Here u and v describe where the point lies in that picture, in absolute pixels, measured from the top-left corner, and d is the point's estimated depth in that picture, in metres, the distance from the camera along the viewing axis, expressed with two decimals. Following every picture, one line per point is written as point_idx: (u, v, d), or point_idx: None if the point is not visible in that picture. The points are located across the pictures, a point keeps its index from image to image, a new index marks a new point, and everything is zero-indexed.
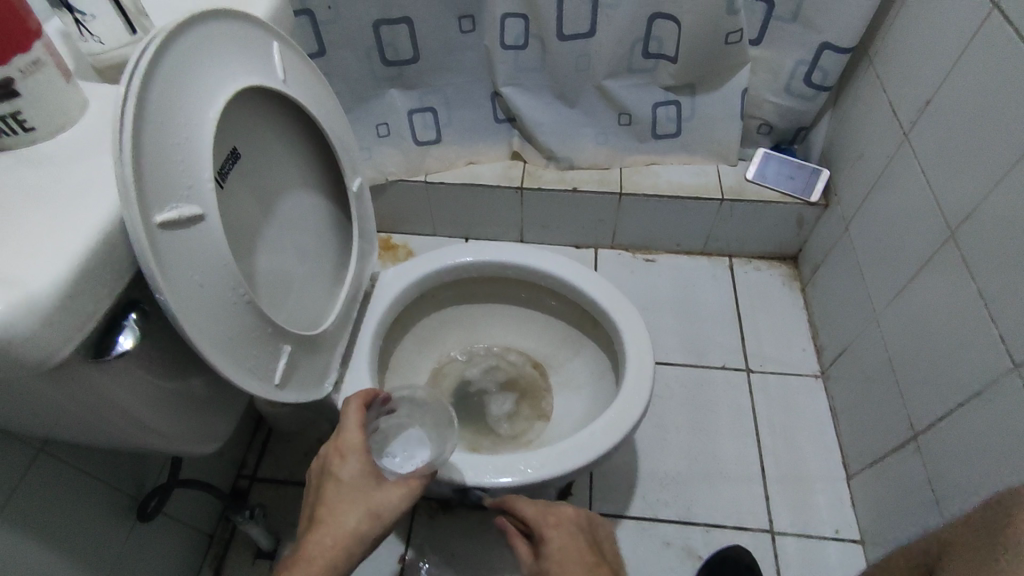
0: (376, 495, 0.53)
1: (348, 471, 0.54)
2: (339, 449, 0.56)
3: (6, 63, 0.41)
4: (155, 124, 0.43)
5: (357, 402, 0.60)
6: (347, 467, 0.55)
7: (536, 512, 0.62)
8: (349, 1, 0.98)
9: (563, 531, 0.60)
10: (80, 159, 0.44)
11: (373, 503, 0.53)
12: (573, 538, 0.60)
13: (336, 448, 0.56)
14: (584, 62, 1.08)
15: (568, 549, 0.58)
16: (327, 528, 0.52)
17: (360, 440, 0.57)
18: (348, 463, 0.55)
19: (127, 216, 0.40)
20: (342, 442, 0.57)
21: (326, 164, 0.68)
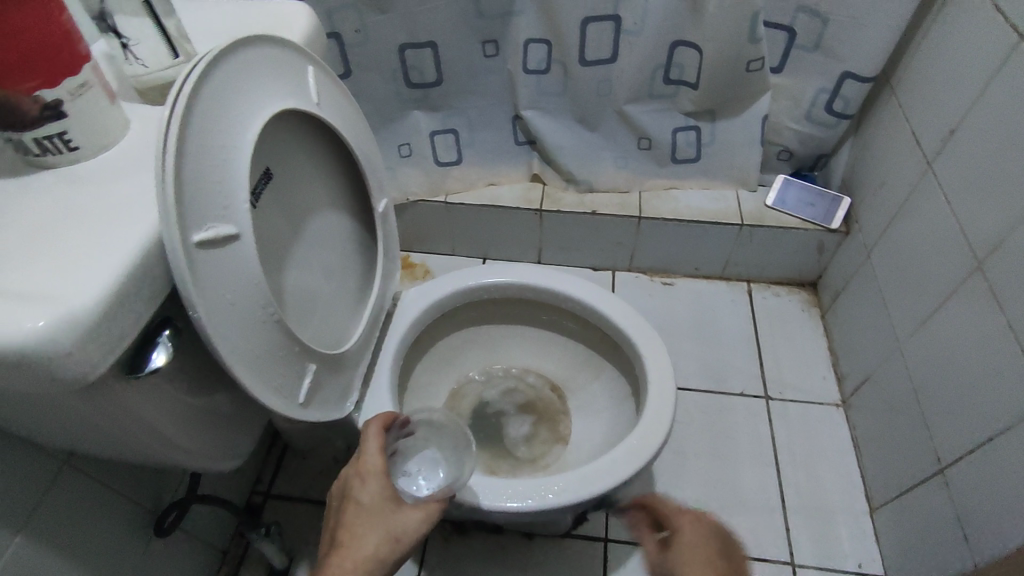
0: (395, 518, 0.53)
1: (368, 494, 0.54)
2: (359, 472, 0.56)
3: (56, 86, 0.43)
4: (197, 146, 0.44)
5: (377, 425, 0.60)
6: (366, 489, 0.55)
7: (676, 508, 0.59)
8: (377, 26, 1.01)
9: (699, 530, 0.56)
10: (122, 178, 0.45)
11: (392, 526, 0.53)
12: (705, 542, 0.55)
13: (356, 471, 0.56)
14: (606, 87, 1.10)
15: (697, 549, 0.55)
16: (346, 552, 0.51)
17: (381, 462, 0.56)
18: (368, 486, 0.55)
19: (167, 234, 0.41)
20: (363, 464, 0.56)
21: (354, 185, 0.69)
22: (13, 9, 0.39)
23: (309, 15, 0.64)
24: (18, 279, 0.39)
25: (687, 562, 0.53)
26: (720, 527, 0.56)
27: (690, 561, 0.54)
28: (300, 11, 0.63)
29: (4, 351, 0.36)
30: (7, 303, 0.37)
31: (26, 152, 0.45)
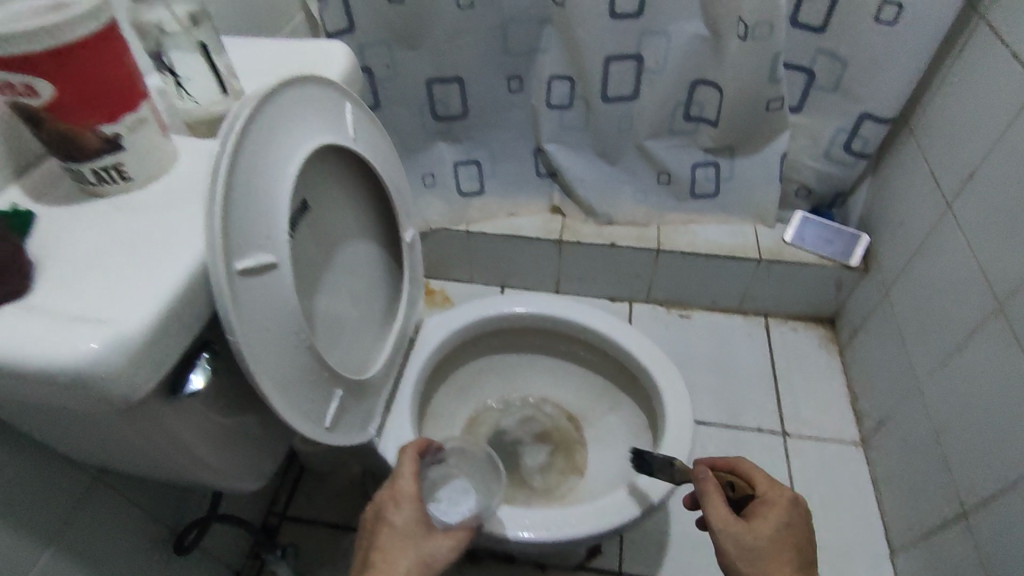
0: (427, 545, 0.55)
1: (403, 520, 0.56)
2: (394, 496, 0.57)
3: (117, 121, 0.45)
4: (243, 179, 0.46)
5: (413, 450, 0.62)
6: (400, 515, 0.56)
7: (769, 486, 0.60)
8: (407, 61, 1.05)
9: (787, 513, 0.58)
10: (169, 207, 0.48)
11: (424, 553, 0.55)
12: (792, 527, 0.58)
13: (391, 495, 0.58)
14: (627, 123, 1.13)
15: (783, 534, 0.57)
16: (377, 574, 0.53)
17: (415, 488, 0.58)
18: (402, 511, 0.56)
19: (212, 263, 0.43)
20: (397, 489, 0.58)
21: (383, 215, 0.71)
22: (85, 51, 0.42)
23: (348, 54, 0.66)
24: (73, 302, 0.41)
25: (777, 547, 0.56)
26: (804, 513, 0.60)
27: (779, 546, 0.56)
28: (341, 51, 0.65)
29: (58, 371, 0.38)
30: (62, 325, 0.39)
31: (84, 182, 0.48)
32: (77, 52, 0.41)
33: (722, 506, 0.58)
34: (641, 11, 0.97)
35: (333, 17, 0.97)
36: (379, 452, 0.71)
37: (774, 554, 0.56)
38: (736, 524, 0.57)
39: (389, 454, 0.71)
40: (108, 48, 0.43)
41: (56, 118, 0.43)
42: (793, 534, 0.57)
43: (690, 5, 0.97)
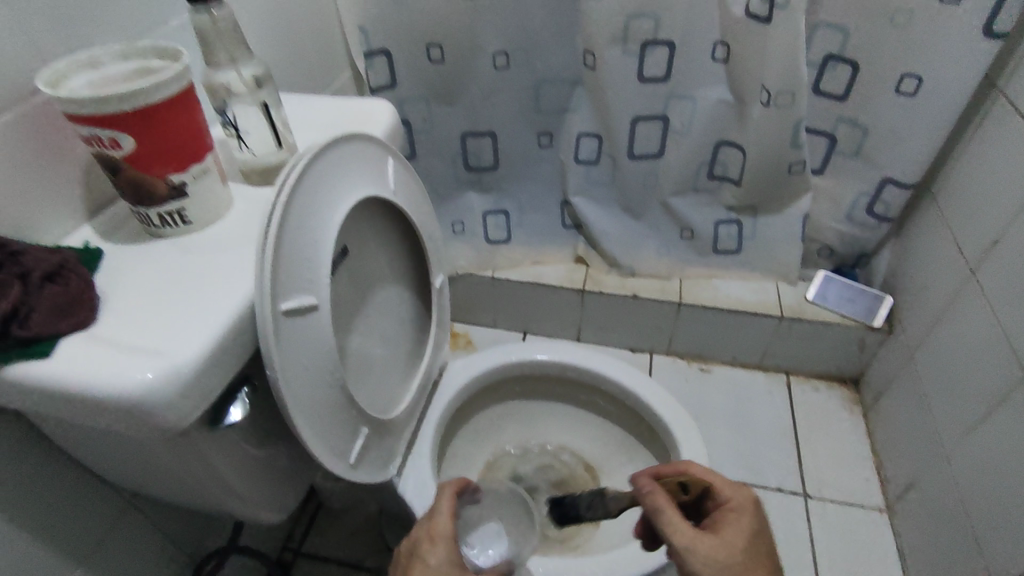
0: None
1: (438, 558, 0.56)
2: (430, 535, 0.58)
3: (184, 170, 0.50)
4: (293, 227, 0.50)
5: (450, 490, 0.62)
6: (435, 554, 0.56)
7: (728, 487, 0.59)
8: (444, 116, 1.11)
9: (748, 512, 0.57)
10: (223, 249, 0.52)
11: None
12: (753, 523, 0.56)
13: (427, 535, 0.58)
14: (652, 179, 1.16)
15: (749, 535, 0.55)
16: None
17: (450, 528, 0.58)
18: (436, 549, 0.57)
19: (260, 303, 0.47)
20: (433, 529, 0.58)
21: (416, 262, 0.75)
22: (162, 109, 0.47)
23: (391, 112, 0.71)
24: (131, 334, 0.44)
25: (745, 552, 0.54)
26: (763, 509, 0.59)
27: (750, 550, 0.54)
28: (385, 108, 0.70)
29: (114, 397, 0.41)
30: (121, 355, 0.42)
31: (150, 224, 0.52)
32: (155, 109, 0.46)
33: (681, 519, 0.54)
34: (667, 76, 1.02)
35: (378, 74, 1.04)
36: (398, 492, 0.73)
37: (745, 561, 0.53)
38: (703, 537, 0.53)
39: (409, 495, 0.72)
40: (183, 106, 0.48)
41: (132, 167, 0.48)
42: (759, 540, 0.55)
43: (715, 72, 1.02)
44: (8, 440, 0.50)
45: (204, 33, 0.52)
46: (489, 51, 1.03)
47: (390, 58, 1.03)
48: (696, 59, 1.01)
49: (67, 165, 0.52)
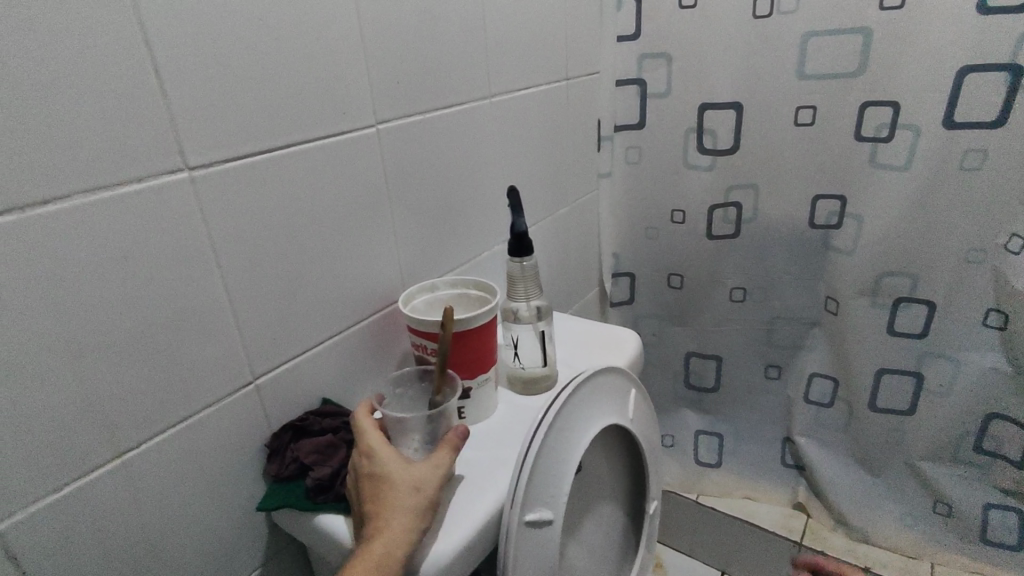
0: (408, 470, 0.45)
1: (383, 461, 0.46)
2: (418, 486, 0.45)
3: (473, 378, 0.61)
4: (551, 446, 0.56)
5: (365, 408, 0.52)
6: (383, 450, 0.47)
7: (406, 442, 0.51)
8: (674, 335, 1.19)
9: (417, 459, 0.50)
10: (483, 446, 0.60)
11: (405, 479, 0.45)
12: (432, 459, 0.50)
13: (423, 495, 0.44)
14: (898, 436, 1.05)
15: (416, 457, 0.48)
16: (388, 492, 0.44)
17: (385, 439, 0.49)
18: (423, 477, 0.45)
19: (510, 511, 0.52)
20: (358, 449, 0.48)
21: (635, 483, 0.77)
22: (473, 332, 0.59)
23: (637, 342, 0.78)
24: None
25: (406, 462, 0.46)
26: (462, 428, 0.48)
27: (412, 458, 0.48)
28: (630, 337, 0.78)
29: None
30: None
31: None
32: (468, 332, 0.59)
33: (380, 439, 0.48)
34: (925, 333, 0.97)
35: (620, 292, 1.18)
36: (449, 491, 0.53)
37: (420, 465, 0.46)
38: (394, 521, 0.43)
39: None
40: (487, 330, 0.61)
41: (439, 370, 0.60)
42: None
43: (988, 338, 0.93)
44: (289, 570, 0.61)
45: (513, 276, 0.65)
46: (727, 284, 1.10)
47: (634, 280, 1.17)
48: (963, 323, 0.94)
49: (392, 351, 0.67)
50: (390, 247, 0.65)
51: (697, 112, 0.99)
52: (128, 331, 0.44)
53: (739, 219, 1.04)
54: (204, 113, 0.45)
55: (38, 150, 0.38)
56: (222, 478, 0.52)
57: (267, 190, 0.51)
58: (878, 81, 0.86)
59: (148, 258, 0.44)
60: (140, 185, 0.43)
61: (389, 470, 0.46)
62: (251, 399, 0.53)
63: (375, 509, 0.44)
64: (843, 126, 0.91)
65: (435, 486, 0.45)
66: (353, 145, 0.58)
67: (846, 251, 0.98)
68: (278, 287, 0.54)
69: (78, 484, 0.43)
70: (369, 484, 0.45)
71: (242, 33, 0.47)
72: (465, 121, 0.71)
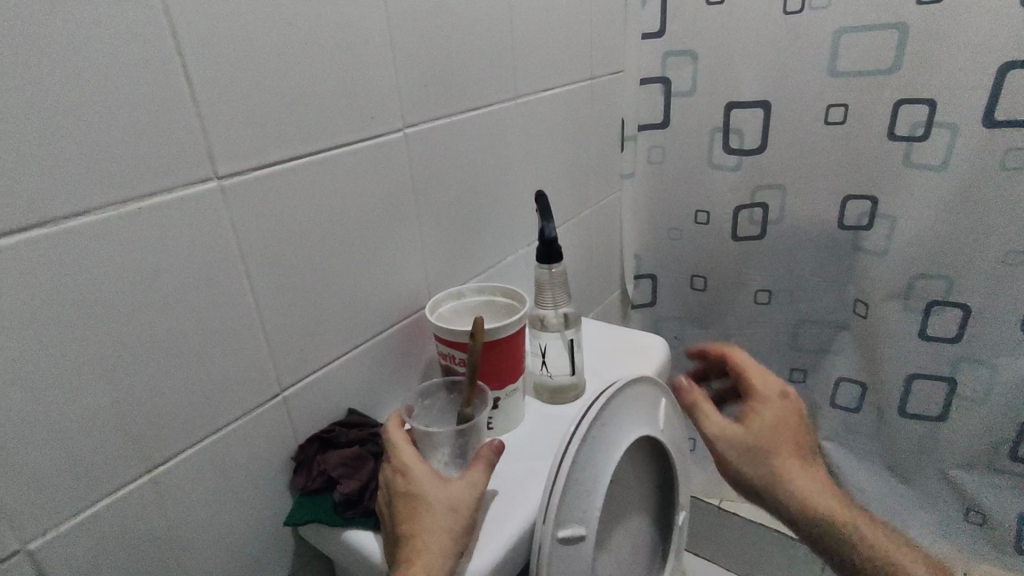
0: (444, 490, 0.45)
1: (419, 481, 0.45)
2: (454, 507, 0.44)
3: (501, 389, 0.59)
4: (583, 460, 0.54)
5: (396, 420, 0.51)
6: (418, 469, 0.46)
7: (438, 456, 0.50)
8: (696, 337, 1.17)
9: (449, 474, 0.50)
10: (512, 458, 0.58)
11: (441, 500, 0.45)
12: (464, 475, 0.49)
13: (459, 517, 0.44)
14: (929, 443, 1.03)
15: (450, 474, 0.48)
16: (424, 513, 0.44)
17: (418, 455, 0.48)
18: (459, 498, 0.45)
19: (541, 528, 0.51)
20: (394, 465, 0.47)
21: (664, 491, 0.75)
22: (503, 342, 0.58)
23: (665, 348, 0.76)
24: None
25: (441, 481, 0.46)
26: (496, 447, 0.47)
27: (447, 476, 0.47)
28: (658, 343, 0.76)
29: None
30: None
31: None
32: (497, 342, 0.57)
33: (414, 455, 0.47)
34: (959, 337, 0.93)
35: (642, 294, 1.18)
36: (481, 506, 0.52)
37: (456, 484, 0.46)
38: (431, 543, 0.43)
39: None
40: (517, 339, 0.59)
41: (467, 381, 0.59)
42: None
43: None
44: None
45: (541, 282, 0.63)
46: (752, 287, 1.08)
47: (656, 282, 1.16)
48: (999, 326, 0.89)
49: (418, 359, 0.66)
50: (418, 254, 0.64)
51: (723, 111, 0.96)
52: (160, 344, 0.43)
53: (765, 220, 1.02)
54: (234, 120, 0.44)
55: (70, 163, 0.37)
56: (253, 490, 0.52)
57: (296, 198, 0.50)
58: (913, 78, 0.82)
59: (179, 269, 0.43)
60: (171, 196, 0.42)
61: (425, 492, 0.45)
62: (279, 411, 0.52)
63: (410, 529, 0.44)
64: (876, 125, 0.88)
65: (471, 507, 0.45)
66: (382, 150, 0.56)
67: (877, 251, 0.94)
68: (306, 296, 0.53)
69: (111, 501, 0.42)
70: (404, 503, 0.45)
71: (266, 38, 0.45)
72: (491, 124, 0.69)
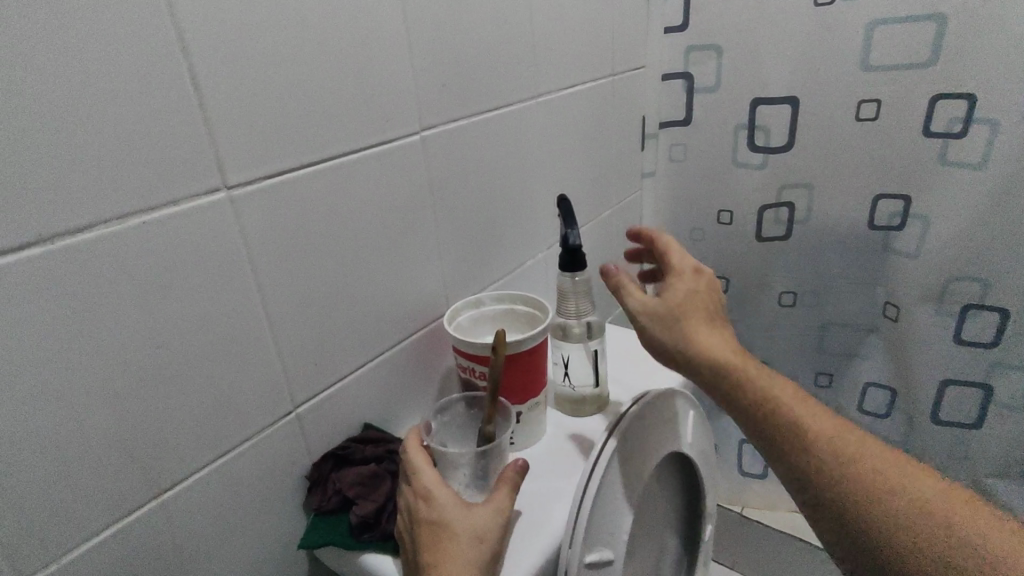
0: (470, 517, 0.43)
1: (443, 506, 0.43)
2: (481, 535, 0.42)
3: (523, 403, 0.57)
4: (609, 479, 0.52)
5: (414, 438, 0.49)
6: (441, 493, 0.44)
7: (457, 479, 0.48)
8: None
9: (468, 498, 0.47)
10: (535, 475, 0.56)
11: (466, 528, 0.42)
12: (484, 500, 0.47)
13: (486, 547, 0.42)
14: (962, 451, 0.99)
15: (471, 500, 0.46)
16: (449, 541, 0.42)
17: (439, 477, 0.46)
18: (485, 526, 0.43)
19: (568, 552, 0.48)
20: (415, 488, 0.45)
21: (689, 502, 0.72)
22: (525, 354, 0.55)
23: None
24: None
25: (463, 506, 0.44)
26: (521, 471, 0.46)
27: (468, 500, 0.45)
28: None
29: None
30: None
31: None
32: (519, 355, 0.55)
33: (434, 477, 0.45)
34: (997, 342, 0.89)
35: None
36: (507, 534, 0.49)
37: (479, 510, 0.43)
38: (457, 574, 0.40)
39: None
40: (539, 352, 0.57)
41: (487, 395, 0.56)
42: (708, 294, 0.56)
43: None
44: None
45: (564, 290, 0.60)
46: (776, 288, 1.05)
47: None
48: None
49: (435, 369, 0.63)
50: (435, 260, 0.61)
51: (749, 108, 0.93)
52: (168, 364, 0.41)
53: (791, 220, 0.98)
54: (243, 127, 0.42)
55: (69, 177, 0.34)
56: (267, 510, 0.50)
57: (310, 207, 0.47)
58: (951, 71, 0.77)
59: (188, 284, 0.41)
60: (179, 208, 0.39)
61: (449, 518, 0.43)
62: (293, 428, 0.50)
63: (433, 558, 0.41)
64: (907, 122, 0.83)
65: (497, 535, 0.43)
66: (398, 154, 0.54)
67: (908, 252, 0.89)
68: (320, 309, 0.50)
69: (118, 528, 0.40)
70: (427, 530, 0.43)
71: (272, 38, 0.42)
72: (510, 125, 0.67)
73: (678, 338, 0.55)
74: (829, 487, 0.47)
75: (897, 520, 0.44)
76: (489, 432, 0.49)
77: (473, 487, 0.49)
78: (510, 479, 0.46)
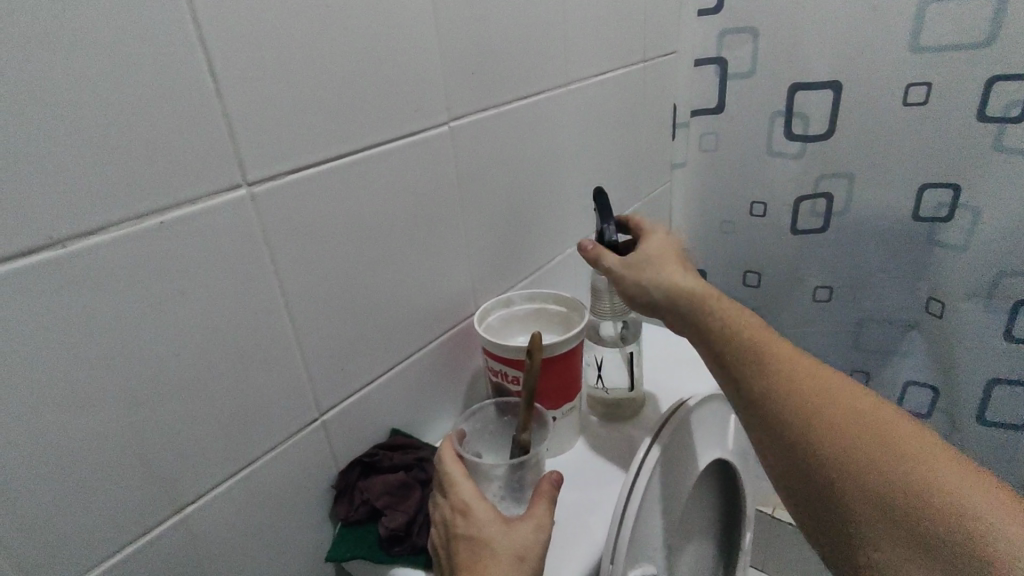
0: (511, 533, 0.40)
1: (483, 521, 0.40)
2: (523, 554, 0.40)
3: (557, 407, 0.54)
4: (651, 491, 0.49)
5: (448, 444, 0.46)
6: (481, 507, 0.41)
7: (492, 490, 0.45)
8: None
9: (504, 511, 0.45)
10: (571, 484, 0.53)
11: (507, 545, 0.40)
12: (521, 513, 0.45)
13: (528, 566, 0.39)
14: (1010, 452, 0.94)
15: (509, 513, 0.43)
16: (489, 560, 0.39)
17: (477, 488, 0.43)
18: (527, 543, 0.40)
19: (609, 569, 0.45)
20: (452, 501, 0.42)
21: (728, 510, 0.69)
22: (559, 357, 0.52)
23: None
24: None
25: (502, 521, 0.41)
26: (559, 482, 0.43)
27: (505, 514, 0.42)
28: None
29: None
30: None
31: None
32: (553, 358, 0.52)
33: (472, 490, 0.42)
34: None
35: None
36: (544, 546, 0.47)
37: (519, 526, 0.41)
38: None
39: None
40: (574, 354, 0.54)
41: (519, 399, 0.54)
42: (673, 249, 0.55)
43: None
44: None
45: (598, 289, 0.57)
46: (812, 283, 1.00)
47: (707, 276, 1.09)
48: None
49: (464, 371, 0.61)
50: (463, 257, 0.58)
51: (787, 94, 0.88)
52: (188, 373, 0.39)
53: (829, 212, 0.93)
54: (264, 120, 0.39)
55: (81, 173, 0.32)
56: (292, 521, 0.47)
57: (334, 204, 0.45)
58: (1010, 51, 0.71)
59: (209, 288, 0.39)
60: (198, 208, 0.37)
61: (488, 535, 0.40)
62: (319, 436, 0.48)
63: None
64: (959, 106, 0.77)
65: (539, 554, 0.40)
66: (425, 146, 0.51)
67: (957, 246, 0.84)
68: (345, 311, 0.48)
69: (139, 543, 0.38)
70: (465, 547, 0.40)
71: (295, 23, 0.40)
72: (541, 115, 0.63)
73: (653, 275, 0.52)
74: (798, 424, 0.43)
75: (870, 454, 0.40)
76: (526, 441, 0.47)
77: (509, 498, 0.46)
78: (549, 492, 0.43)
